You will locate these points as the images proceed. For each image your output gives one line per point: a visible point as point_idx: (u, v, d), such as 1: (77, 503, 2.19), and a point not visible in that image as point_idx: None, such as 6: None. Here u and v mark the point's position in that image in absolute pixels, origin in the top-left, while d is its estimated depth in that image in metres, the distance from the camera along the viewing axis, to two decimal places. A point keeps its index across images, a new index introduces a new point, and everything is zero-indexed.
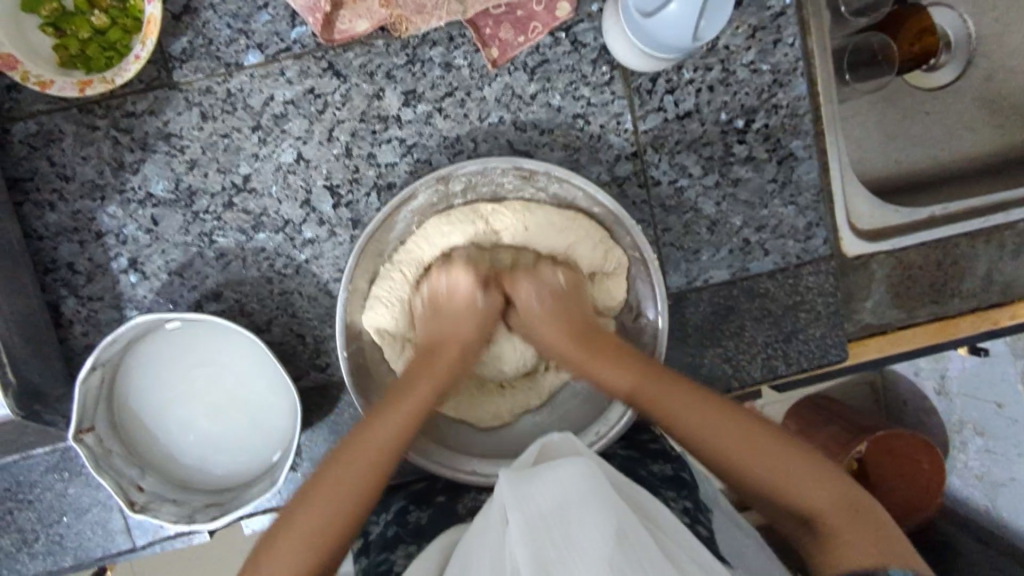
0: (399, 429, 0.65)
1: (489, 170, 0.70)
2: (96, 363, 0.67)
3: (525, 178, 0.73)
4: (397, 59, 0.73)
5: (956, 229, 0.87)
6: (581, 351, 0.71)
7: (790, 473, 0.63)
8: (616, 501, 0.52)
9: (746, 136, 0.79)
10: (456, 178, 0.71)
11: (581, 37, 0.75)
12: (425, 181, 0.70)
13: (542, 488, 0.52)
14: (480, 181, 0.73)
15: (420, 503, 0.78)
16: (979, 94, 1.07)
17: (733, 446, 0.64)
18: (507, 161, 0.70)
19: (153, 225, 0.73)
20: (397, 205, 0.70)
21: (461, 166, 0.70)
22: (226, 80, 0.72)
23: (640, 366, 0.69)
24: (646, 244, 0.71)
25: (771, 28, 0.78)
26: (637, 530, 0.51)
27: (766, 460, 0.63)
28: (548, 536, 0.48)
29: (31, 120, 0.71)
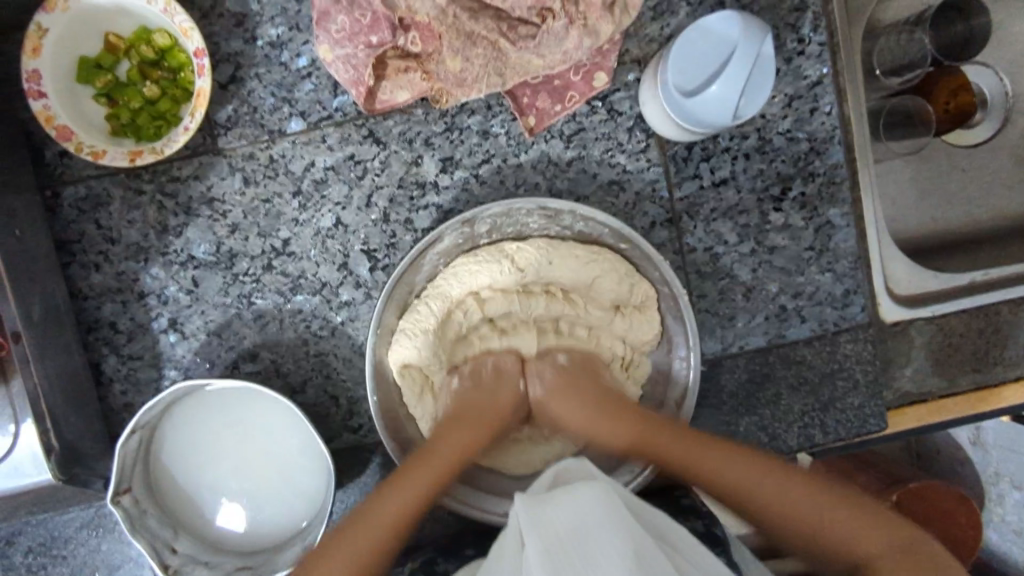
0: (416, 489, 0.64)
1: (514, 211, 0.71)
2: (134, 427, 0.67)
3: (550, 219, 0.73)
4: (436, 127, 0.75)
5: (996, 296, 0.85)
6: (601, 407, 0.70)
7: (824, 512, 0.61)
8: (627, 520, 0.55)
9: (782, 204, 0.79)
10: (481, 220, 0.72)
11: (616, 106, 0.76)
12: (451, 225, 0.71)
13: (557, 510, 0.55)
14: (504, 223, 0.73)
15: (448, 553, 0.76)
16: (1017, 152, 1.06)
17: (761, 486, 0.64)
18: (533, 202, 0.69)
19: (194, 286, 0.75)
20: (424, 249, 0.70)
21: (486, 210, 0.70)
22: (269, 146, 0.74)
23: (658, 429, 0.69)
24: (675, 279, 0.71)
25: (807, 98, 0.78)
26: (650, 549, 0.54)
27: (825, 522, 0.61)
28: (566, 563, 0.51)
29: (81, 185, 0.73)
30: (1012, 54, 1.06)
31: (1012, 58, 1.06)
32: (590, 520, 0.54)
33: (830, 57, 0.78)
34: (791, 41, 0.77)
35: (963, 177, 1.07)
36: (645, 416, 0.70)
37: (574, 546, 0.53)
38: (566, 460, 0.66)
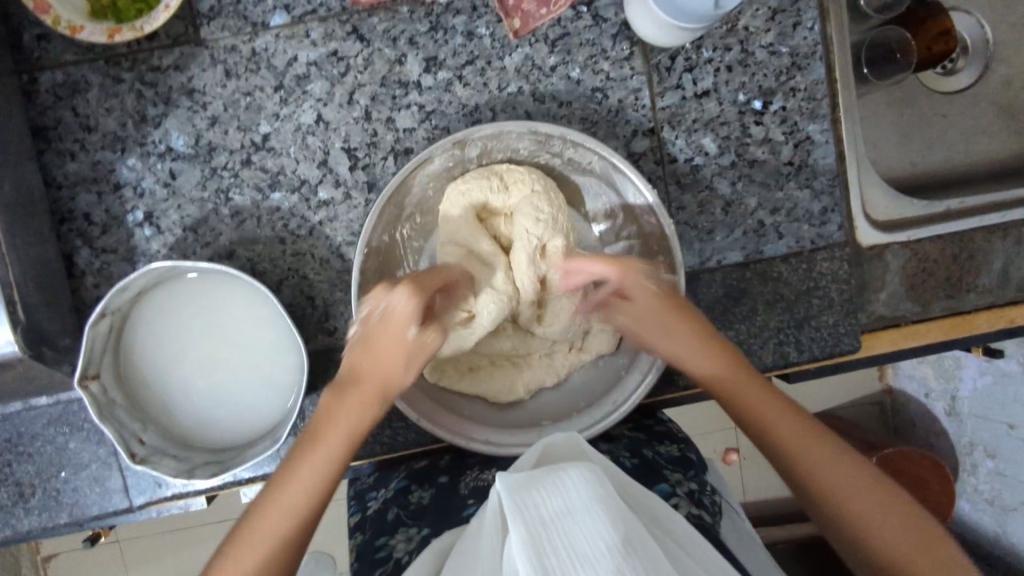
0: (328, 452, 0.60)
1: (505, 133, 0.70)
2: (105, 310, 0.67)
3: (541, 143, 0.73)
4: (420, 26, 0.74)
5: (969, 222, 0.87)
6: (677, 321, 0.68)
7: (856, 490, 0.58)
8: (619, 506, 0.49)
9: (763, 118, 0.80)
10: (472, 142, 0.72)
11: (602, 12, 0.76)
12: (442, 145, 0.70)
13: (545, 492, 0.48)
14: (495, 146, 0.74)
15: (422, 482, 0.78)
16: (995, 99, 1.08)
17: (798, 445, 0.61)
18: (523, 125, 0.69)
19: (171, 179, 0.74)
20: (414, 167, 0.69)
21: (477, 130, 0.69)
22: (252, 39, 0.73)
23: (700, 352, 0.67)
24: (662, 211, 0.71)
25: (791, 12, 0.79)
26: (642, 542, 0.49)
27: (827, 466, 0.60)
28: (555, 556, 0.44)
29: (58, 70, 0.72)
30: (995, 0, 1.08)
31: (994, 4, 1.08)
32: (583, 507, 0.47)
33: None
34: None
35: (943, 123, 1.09)
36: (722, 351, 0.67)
37: (567, 540, 0.45)
38: (553, 434, 0.63)
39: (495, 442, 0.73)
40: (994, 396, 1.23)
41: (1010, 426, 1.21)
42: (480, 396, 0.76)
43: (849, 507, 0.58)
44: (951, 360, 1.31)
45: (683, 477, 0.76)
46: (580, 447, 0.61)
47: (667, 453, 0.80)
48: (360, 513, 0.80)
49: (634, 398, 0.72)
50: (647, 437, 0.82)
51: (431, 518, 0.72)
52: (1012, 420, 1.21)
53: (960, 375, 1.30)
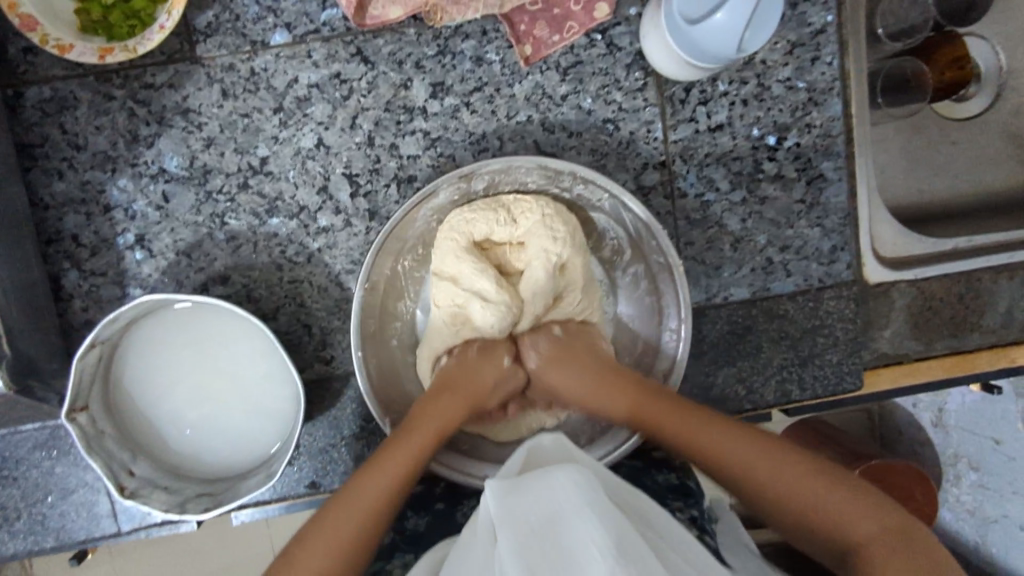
0: (398, 467, 0.62)
1: (513, 168, 0.69)
2: (94, 341, 0.64)
3: (549, 179, 0.72)
4: (427, 49, 0.71)
5: (978, 262, 0.86)
6: (602, 378, 0.70)
7: (814, 491, 0.59)
8: (604, 506, 0.51)
9: (777, 154, 0.78)
10: (479, 175, 0.70)
11: (616, 41, 0.74)
12: (447, 178, 0.68)
13: (528, 500, 0.51)
14: (503, 180, 0.72)
15: (418, 508, 0.77)
16: (1006, 128, 1.07)
17: (749, 457, 0.63)
18: (533, 161, 0.68)
19: (164, 202, 0.71)
20: (420, 199, 0.67)
21: (485, 164, 0.68)
22: (251, 58, 0.70)
23: (647, 394, 0.68)
24: (672, 252, 0.69)
25: (809, 46, 0.76)
26: (632, 538, 0.49)
27: (781, 470, 0.61)
28: (542, 560, 0.47)
29: (46, 86, 0.68)
30: (1012, 27, 1.06)
31: (1011, 32, 1.06)
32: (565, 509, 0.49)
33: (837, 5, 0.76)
34: None
35: (953, 151, 1.07)
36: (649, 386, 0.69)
37: (553, 543, 0.48)
38: (540, 436, 0.63)
39: (492, 479, 0.72)
40: (982, 412, 1.26)
41: (994, 440, 1.25)
42: (480, 430, 0.76)
43: (809, 506, 0.59)
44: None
45: (683, 505, 0.75)
46: (564, 445, 0.62)
47: (665, 480, 0.79)
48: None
49: (636, 438, 0.71)
50: (643, 465, 0.82)
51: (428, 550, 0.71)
52: (998, 434, 1.24)
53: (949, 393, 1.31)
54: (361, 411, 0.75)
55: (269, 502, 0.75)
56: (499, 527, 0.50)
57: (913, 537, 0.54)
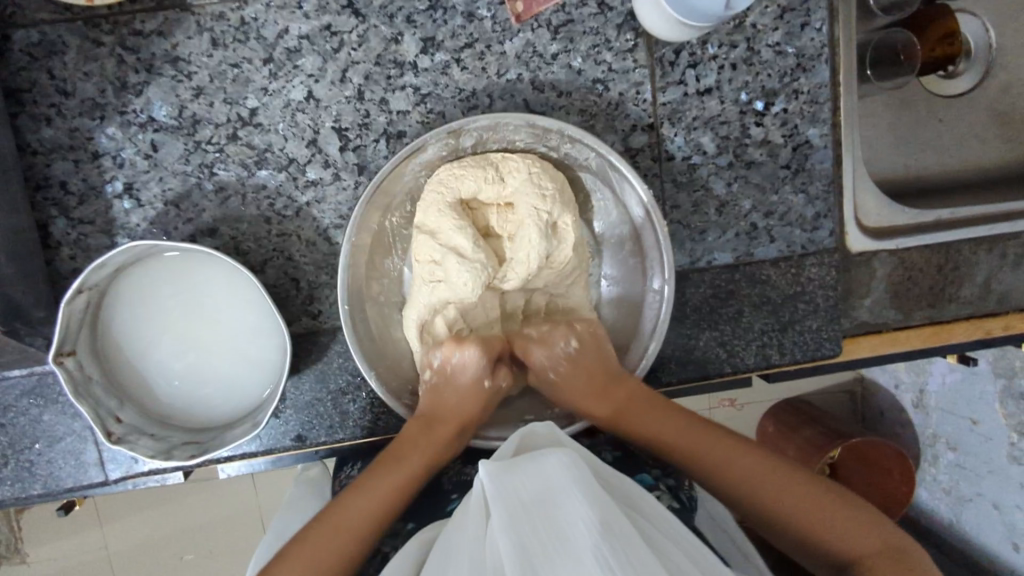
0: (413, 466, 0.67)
1: (501, 125, 0.69)
2: (82, 286, 0.64)
3: (537, 138, 0.72)
4: (419, 3, 0.71)
5: (960, 233, 0.87)
6: (592, 387, 0.72)
7: (799, 503, 0.63)
8: (596, 490, 0.52)
9: (764, 119, 0.79)
10: (468, 132, 0.70)
11: (608, 0, 0.74)
12: (436, 133, 0.69)
13: (522, 479, 0.52)
14: (491, 138, 0.72)
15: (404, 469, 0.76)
16: (992, 106, 1.08)
17: (738, 472, 0.65)
18: (522, 118, 0.68)
19: (153, 151, 0.71)
20: (407, 155, 0.68)
21: (473, 120, 0.68)
22: (241, 7, 0.70)
23: (648, 413, 0.70)
24: (654, 209, 0.72)
25: (800, 11, 0.77)
26: (620, 523, 0.50)
27: (776, 492, 0.64)
28: (531, 533, 0.48)
29: (33, 30, 0.68)
30: (1002, 4, 1.07)
31: (1002, 9, 1.07)
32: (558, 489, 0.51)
33: None
34: None
35: (940, 128, 1.08)
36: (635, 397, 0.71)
37: (545, 520, 0.49)
38: (533, 423, 0.64)
39: (477, 434, 0.73)
40: (959, 391, 1.28)
41: (971, 421, 1.27)
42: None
43: (796, 517, 0.63)
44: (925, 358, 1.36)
45: (664, 471, 0.72)
46: (555, 433, 0.63)
47: (648, 446, 0.78)
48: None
49: None
50: None
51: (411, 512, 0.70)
52: (974, 416, 1.26)
53: (930, 372, 1.35)
54: (347, 365, 0.76)
55: (256, 454, 0.76)
56: (492, 500, 0.51)
57: (890, 549, 0.59)
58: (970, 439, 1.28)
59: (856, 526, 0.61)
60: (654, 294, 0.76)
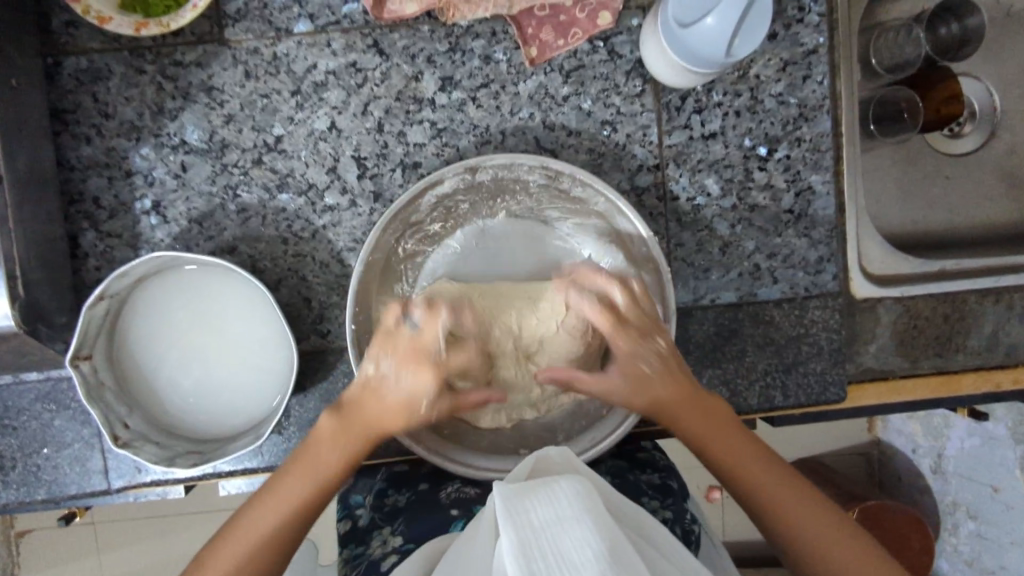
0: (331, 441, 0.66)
1: (516, 165, 0.71)
2: (104, 292, 0.67)
3: (549, 180, 0.73)
4: (440, 46, 0.76)
5: (963, 284, 0.87)
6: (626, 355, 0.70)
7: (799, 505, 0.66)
8: (607, 523, 0.49)
9: (767, 164, 0.81)
10: (484, 168, 0.72)
11: (618, 49, 0.78)
12: (454, 168, 0.71)
13: (536, 500, 0.48)
14: (505, 176, 0.73)
15: (399, 486, 0.80)
16: (998, 166, 1.10)
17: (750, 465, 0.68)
18: (535, 159, 0.70)
19: (182, 171, 0.75)
20: (423, 186, 0.70)
21: (490, 159, 0.70)
22: (275, 43, 0.75)
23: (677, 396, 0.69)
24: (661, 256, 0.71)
25: (801, 65, 0.80)
26: (626, 555, 0.48)
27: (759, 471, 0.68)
28: (543, 560, 0.44)
29: (83, 57, 0.73)
30: (1004, 70, 1.10)
31: (1005, 74, 1.10)
32: (572, 516, 0.47)
33: (829, 28, 0.81)
34: (791, 8, 0.80)
35: (947, 185, 1.10)
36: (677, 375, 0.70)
37: (552, 540, 0.46)
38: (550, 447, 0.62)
39: (472, 466, 0.72)
40: (979, 457, 1.35)
41: (991, 488, 1.34)
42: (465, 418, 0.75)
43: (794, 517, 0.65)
44: (940, 420, 1.43)
45: (659, 504, 0.78)
46: (573, 461, 0.61)
47: (647, 480, 0.82)
48: (349, 523, 0.80)
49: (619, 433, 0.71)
50: (627, 463, 0.84)
51: (405, 526, 0.74)
52: (995, 483, 1.34)
53: (947, 435, 1.42)
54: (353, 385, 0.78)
55: (256, 471, 0.76)
56: (500, 521, 0.47)
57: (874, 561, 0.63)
58: (992, 507, 1.35)
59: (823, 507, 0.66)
60: None
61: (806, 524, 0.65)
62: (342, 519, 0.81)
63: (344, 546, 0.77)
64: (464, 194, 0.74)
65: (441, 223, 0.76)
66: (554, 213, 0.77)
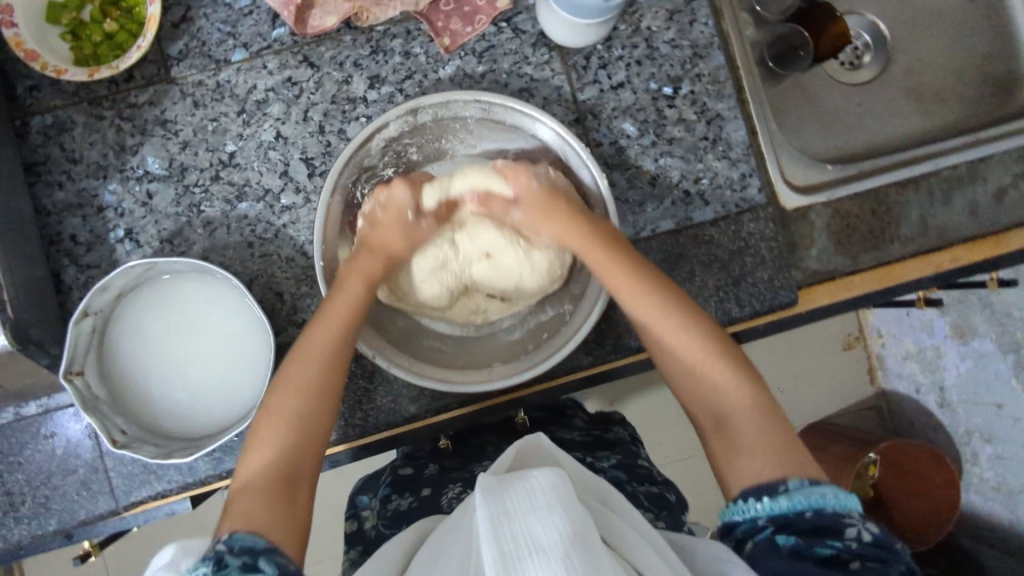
0: (314, 359, 0.70)
1: (451, 102, 0.78)
2: (87, 308, 0.73)
3: (485, 112, 0.81)
4: (363, 50, 0.86)
5: (881, 180, 0.94)
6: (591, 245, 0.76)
7: (730, 381, 0.70)
8: (579, 510, 0.52)
9: (675, 101, 0.89)
10: (424, 109, 0.79)
11: (520, 26, 0.88)
12: (395, 113, 0.78)
13: (513, 491, 0.51)
14: (444, 115, 0.81)
15: (404, 491, 0.85)
16: (901, 85, 1.20)
17: (684, 339, 0.71)
18: (467, 94, 0.77)
19: (148, 199, 0.82)
20: (371, 130, 0.77)
21: (426, 99, 0.77)
22: (217, 73, 0.84)
23: (633, 276, 0.73)
24: (593, 166, 0.79)
25: (686, 11, 0.90)
26: (594, 540, 0.51)
27: (708, 366, 0.71)
28: (512, 543, 0.48)
29: (48, 114, 0.82)
30: (884, 4, 1.22)
31: (885, 8, 1.22)
32: (545, 505, 0.50)
33: None
34: None
35: (859, 111, 1.19)
36: (657, 291, 0.73)
37: (523, 526, 0.49)
38: (540, 435, 0.68)
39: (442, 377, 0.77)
40: (975, 378, 1.38)
41: (998, 406, 1.34)
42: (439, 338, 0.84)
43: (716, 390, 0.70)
44: (932, 351, 1.47)
45: (655, 515, 0.79)
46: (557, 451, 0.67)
47: (645, 490, 0.84)
48: (355, 523, 0.87)
49: (584, 329, 0.77)
50: (627, 475, 0.86)
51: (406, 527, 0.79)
52: (999, 400, 1.34)
53: (943, 365, 1.46)
54: None
55: None
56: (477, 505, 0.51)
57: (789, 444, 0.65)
58: (1001, 426, 1.35)
59: (743, 370, 0.70)
60: None
61: (724, 398, 0.70)
62: (351, 520, 0.88)
63: (350, 546, 0.85)
64: (410, 136, 0.82)
65: (394, 168, 0.85)
66: (494, 145, 0.86)
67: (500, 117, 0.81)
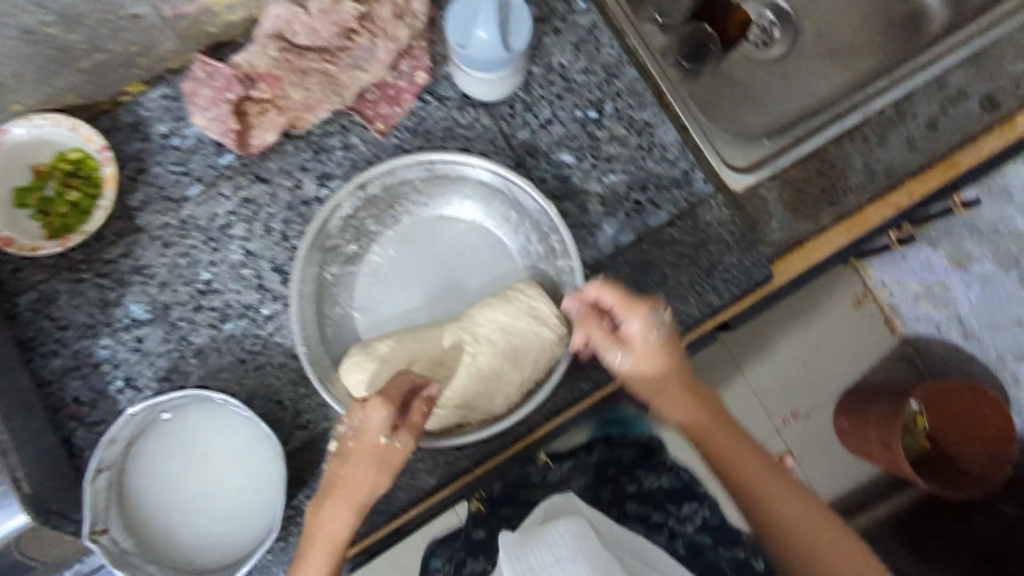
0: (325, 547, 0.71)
1: (397, 168, 0.84)
2: (100, 464, 0.76)
3: (428, 171, 0.87)
4: (306, 154, 0.91)
5: (817, 141, 0.98)
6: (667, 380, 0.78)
7: (778, 491, 0.79)
8: (600, 555, 0.55)
9: (604, 122, 0.94)
10: (372, 182, 0.85)
11: (443, 94, 0.93)
12: (347, 191, 0.84)
13: (538, 548, 0.55)
14: (392, 183, 0.87)
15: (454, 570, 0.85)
16: (816, 48, 1.25)
17: (733, 444, 0.80)
18: (409, 158, 0.84)
19: (139, 343, 0.86)
20: (327, 211, 0.83)
21: (371, 171, 0.84)
22: (178, 211, 0.89)
23: (672, 399, 0.79)
24: (540, 196, 0.83)
25: (590, 40, 0.96)
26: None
27: (747, 463, 0.80)
28: None
29: (32, 290, 0.86)
30: None
31: None
32: (567, 555, 0.54)
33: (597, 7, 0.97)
34: (560, 6, 0.97)
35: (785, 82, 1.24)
36: (693, 398, 0.80)
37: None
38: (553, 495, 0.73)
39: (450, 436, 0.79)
40: (989, 301, 1.35)
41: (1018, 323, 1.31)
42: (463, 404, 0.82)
43: (778, 506, 0.78)
44: (940, 288, 1.42)
45: None
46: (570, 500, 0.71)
47: (731, 557, 0.84)
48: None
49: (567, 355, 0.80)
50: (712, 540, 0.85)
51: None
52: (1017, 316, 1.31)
53: (954, 299, 1.42)
54: None
55: None
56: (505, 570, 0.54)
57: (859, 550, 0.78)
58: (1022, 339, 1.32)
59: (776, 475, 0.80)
60: (569, 283, 0.85)
61: (786, 509, 0.78)
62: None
63: None
64: (365, 210, 0.87)
65: (357, 242, 0.88)
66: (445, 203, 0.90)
67: (443, 173, 0.87)
